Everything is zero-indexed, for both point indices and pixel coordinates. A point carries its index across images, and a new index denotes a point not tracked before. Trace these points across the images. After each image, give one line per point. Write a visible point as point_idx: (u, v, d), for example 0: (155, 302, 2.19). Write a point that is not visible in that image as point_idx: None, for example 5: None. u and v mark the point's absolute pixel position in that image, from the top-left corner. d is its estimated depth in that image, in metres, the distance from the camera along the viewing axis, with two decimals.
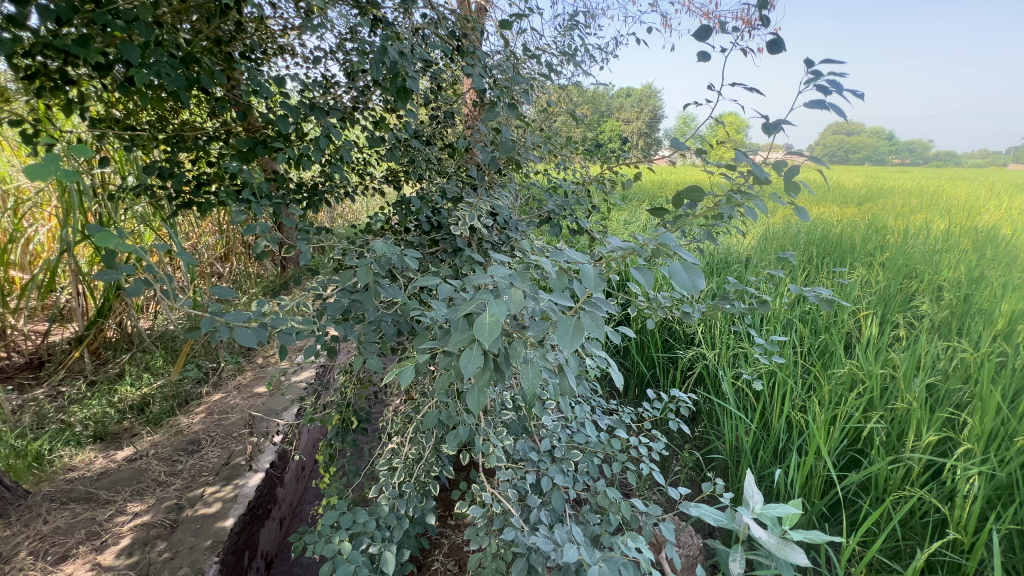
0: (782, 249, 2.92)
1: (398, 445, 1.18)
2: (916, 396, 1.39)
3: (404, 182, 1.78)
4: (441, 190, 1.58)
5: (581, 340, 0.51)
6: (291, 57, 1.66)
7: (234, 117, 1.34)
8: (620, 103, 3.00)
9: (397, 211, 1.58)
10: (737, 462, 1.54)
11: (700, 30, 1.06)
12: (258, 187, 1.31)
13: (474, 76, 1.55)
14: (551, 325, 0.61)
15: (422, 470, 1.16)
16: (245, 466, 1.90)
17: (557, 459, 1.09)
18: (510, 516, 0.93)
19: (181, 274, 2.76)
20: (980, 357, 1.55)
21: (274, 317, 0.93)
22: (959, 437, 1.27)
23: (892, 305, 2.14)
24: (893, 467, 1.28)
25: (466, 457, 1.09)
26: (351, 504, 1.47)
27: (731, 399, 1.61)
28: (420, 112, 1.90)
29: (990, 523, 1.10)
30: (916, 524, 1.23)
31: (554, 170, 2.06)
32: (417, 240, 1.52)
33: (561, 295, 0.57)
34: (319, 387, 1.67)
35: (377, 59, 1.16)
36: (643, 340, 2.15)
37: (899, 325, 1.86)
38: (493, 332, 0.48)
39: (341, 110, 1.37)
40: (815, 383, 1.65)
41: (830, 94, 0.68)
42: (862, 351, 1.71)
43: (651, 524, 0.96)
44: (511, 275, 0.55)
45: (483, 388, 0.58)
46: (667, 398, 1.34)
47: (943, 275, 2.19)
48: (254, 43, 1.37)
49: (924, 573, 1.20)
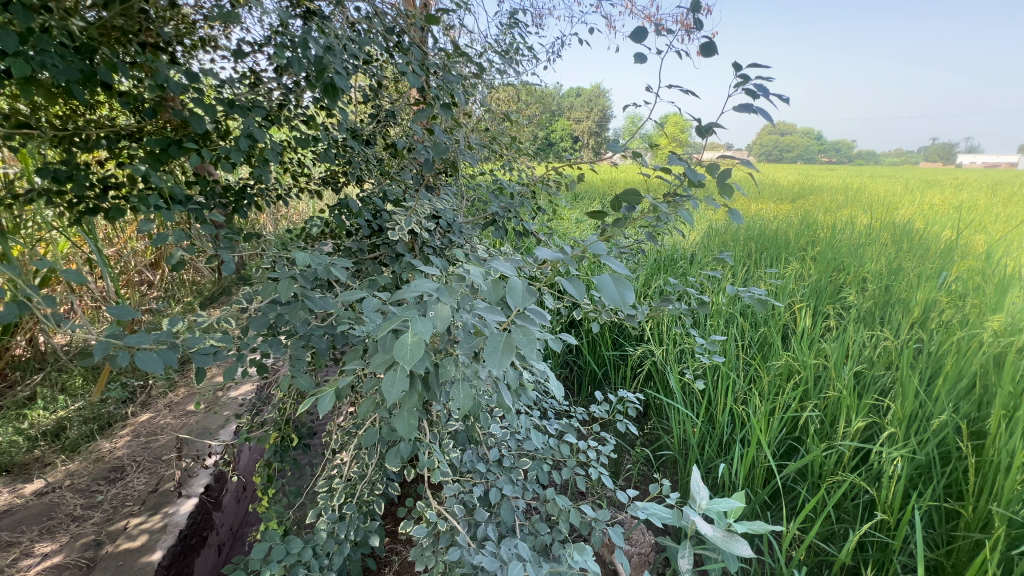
0: (724, 246, 3.04)
1: (338, 465, 1.11)
2: (846, 384, 1.47)
3: (344, 184, 1.70)
4: (381, 193, 1.52)
5: (512, 357, 0.48)
6: (213, 50, 1.53)
7: (144, 114, 1.22)
8: (569, 103, 3.02)
9: (336, 215, 1.50)
10: (685, 457, 1.58)
11: (636, 32, 1.06)
12: (175, 193, 1.20)
13: (412, 73, 1.49)
14: (483, 340, 0.58)
15: (365, 488, 1.10)
16: (176, 492, 1.75)
17: (506, 468, 1.06)
18: (456, 534, 0.89)
19: (101, 284, 2.52)
20: (899, 344, 1.67)
21: (187, 336, 0.84)
22: (884, 421, 1.35)
23: (823, 297, 2.27)
24: (826, 453, 1.35)
25: (410, 473, 1.04)
26: (293, 527, 1.38)
27: (678, 395, 1.64)
28: (360, 110, 1.82)
29: (912, 501, 1.18)
30: (848, 506, 1.29)
31: (501, 169, 2.04)
32: (357, 245, 1.45)
33: (493, 308, 0.54)
34: (256, 403, 1.56)
35: (299, 54, 1.09)
36: (594, 339, 2.17)
37: (830, 316, 1.97)
38: (416, 353, 0.45)
39: (267, 110, 1.28)
40: (755, 375, 1.71)
41: (757, 97, 0.69)
42: (797, 342, 1.80)
43: (600, 530, 0.95)
44: (437, 289, 0.52)
45: (412, 412, 0.55)
46: (616, 399, 1.35)
47: (867, 267, 2.34)
48: (165, 33, 1.25)
49: (856, 553, 1.27)
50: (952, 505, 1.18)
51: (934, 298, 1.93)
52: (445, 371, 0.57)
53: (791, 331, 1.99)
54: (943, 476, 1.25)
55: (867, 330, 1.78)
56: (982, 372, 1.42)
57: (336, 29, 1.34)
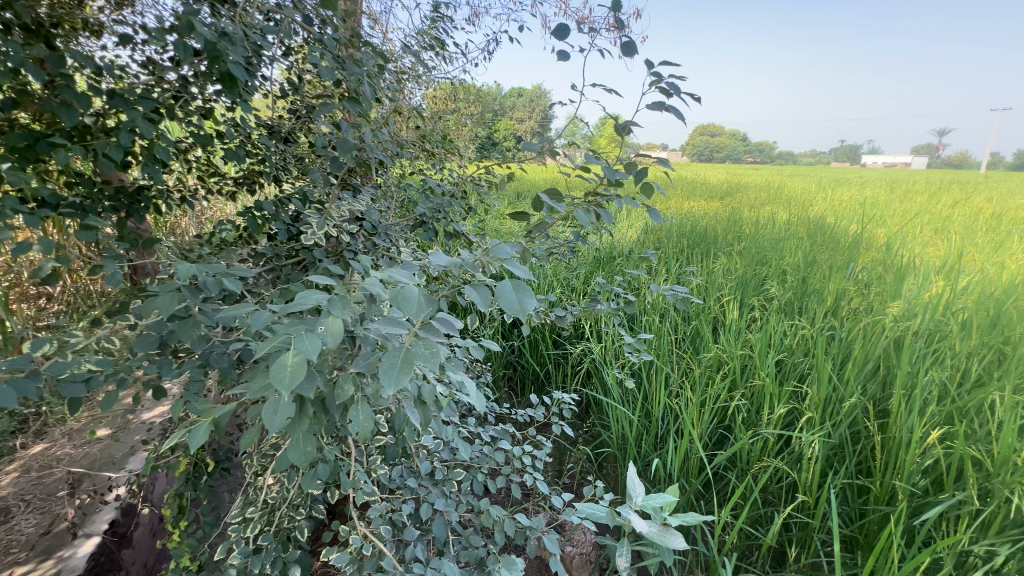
0: (657, 242, 3.15)
1: (253, 492, 1.02)
2: (768, 372, 1.54)
3: (260, 184, 1.57)
4: (301, 194, 1.42)
5: (410, 376, 0.43)
6: (97, 34, 1.37)
7: (4, 105, 1.05)
8: (507, 101, 3.00)
9: (250, 219, 1.39)
10: (623, 453, 1.60)
11: (557, 30, 1.05)
12: (41, 195, 1.04)
13: (332, 66, 1.41)
14: (382, 358, 0.54)
15: (286, 514, 1.01)
16: (73, 533, 1.56)
17: (438, 481, 1.02)
18: (382, 557, 0.84)
19: None
20: (814, 332, 1.78)
21: (51, 362, 0.73)
22: (802, 406, 1.43)
23: (749, 289, 2.39)
24: (752, 440, 1.40)
25: (334, 494, 0.97)
26: (210, 560, 1.26)
27: (615, 392, 1.66)
28: (278, 105, 1.69)
29: (828, 481, 1.25)
30: (773, 490, 1.36)
31: (435, 169, 1.98)
32: (275, 250, 1.35)
33: (391, 323, 0.50)
34: (164, 427, 1.41)
35: (180, 40, 0.98)
36: (535, 339, 2.17)
37: (754, 308, 2.08)
38: (295, 376, 0.40)
39: (157, 101, 1.15)
40: (687, 367, 1.77)
41: (669, 96, 0.68)
42: (725, 334, 1.88)
43: (535, 538, 0.93)
44: (328, 300, 0.47)
45: (301, 440, 0.50)
46: (551, 400, 1.34)
47: (786, 260, 2.50)
48: (29, 13, 1.09)
49: (782, 534, 1.33)
50: (863, 481, 1.26)
51: (844, 287, 2.08)
52: (336, 395, 0.52)
53: (721, 323, 2.08)
54: (855, 454, 1.34)
55: (786, 319, 1.89)
56: (884, 355, 1.55)
57: (243, 16, 1.24)
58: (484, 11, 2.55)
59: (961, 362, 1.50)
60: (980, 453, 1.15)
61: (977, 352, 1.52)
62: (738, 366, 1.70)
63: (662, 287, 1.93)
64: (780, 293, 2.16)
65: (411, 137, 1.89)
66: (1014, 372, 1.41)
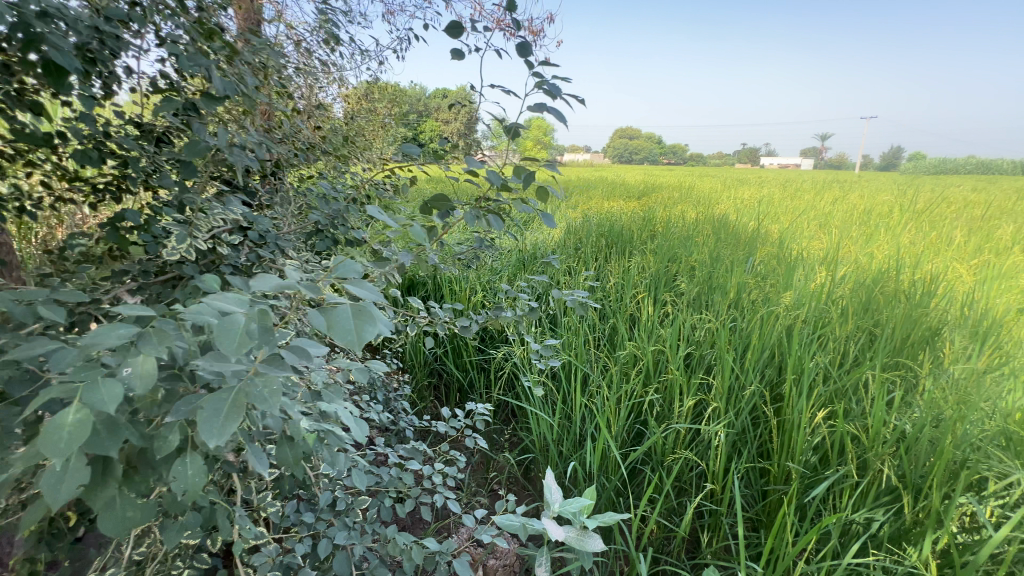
0: (578, 243, 3.23)
1: (114, 551, 0.88)
2: (677, 366, 1.61)
3: (127, 191, 1.38)
4: (176, 201, 1.26)
5: (237, 425, 0.44)
6: None
7: None
8: (423, 102, 2.91)
9: (111, 231, 1.21)
10: (545, 456, 1.59)
11: (450, 27, 1.01)
12: None
13: (210, 59, 1.27)
14: (197, 408, 0.54)
15: (157, 572, 0.88)
16: None
17: (339, 513, 0.93)
18: None
19: None
20: (718, 325, 1.89)
21: None
22: (708, 397, 1.50)
23: (661, 285, 2.51)
24: (664, 433, 1.45)
25: (215, 541, 0.86)
26: None
27: (535, 396, 1.65)
28: (147, 101, 1.50)
29: (732, 467, 1.32)
30: (685, 480, 1.41)
31: (342, 173, 1.87)
32: (144, 267, 1.18)
33: (212, 366, 0.52)
34: None
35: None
36: (457, 346, 2.12)
37: (666, 304, 2.19)
38: (76, 440, 0.43)
39: None
40: (604, 366, 1.81)
41: (550, 98, 0.66)
42: (639, 331, 1.94)
43: (446, 562, 0.88)
44: (139, 349, 0.48)
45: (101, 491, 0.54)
46: (467, 411, 1.30)
47: (693, 257, 2.67)
48: None
49: (694, 521, 1.39)
50: (762, 464, 1.34)
51: (744, 280, 2.23)
52: (159, 447, 0.55)
53: (637, 321, 2.15)
54: (755, 438, 1.42)
55: (694, 314, 1.99)
56: (777, 343, 1.67)
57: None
58: (392, 9, 2.46)
59: (840, 346, 1.66)
60: (856, 429, 1.26)
61: (852, 336, 1.69)
62: (650, 363, 1.76)
63: (559, 291, 1.92)
64: (689, 288, 2.29)
65: (311, 139, 1.76)
66: (881, 353, 1.57)
